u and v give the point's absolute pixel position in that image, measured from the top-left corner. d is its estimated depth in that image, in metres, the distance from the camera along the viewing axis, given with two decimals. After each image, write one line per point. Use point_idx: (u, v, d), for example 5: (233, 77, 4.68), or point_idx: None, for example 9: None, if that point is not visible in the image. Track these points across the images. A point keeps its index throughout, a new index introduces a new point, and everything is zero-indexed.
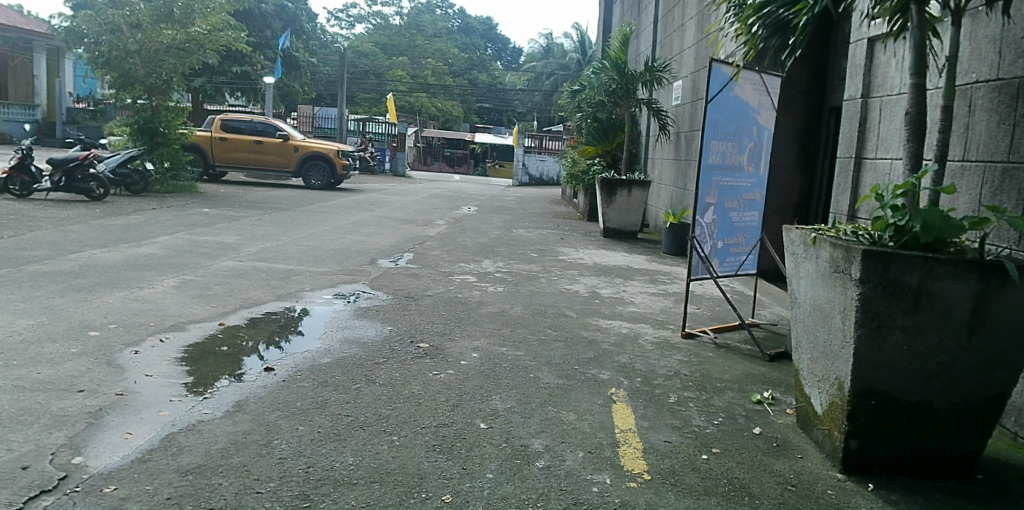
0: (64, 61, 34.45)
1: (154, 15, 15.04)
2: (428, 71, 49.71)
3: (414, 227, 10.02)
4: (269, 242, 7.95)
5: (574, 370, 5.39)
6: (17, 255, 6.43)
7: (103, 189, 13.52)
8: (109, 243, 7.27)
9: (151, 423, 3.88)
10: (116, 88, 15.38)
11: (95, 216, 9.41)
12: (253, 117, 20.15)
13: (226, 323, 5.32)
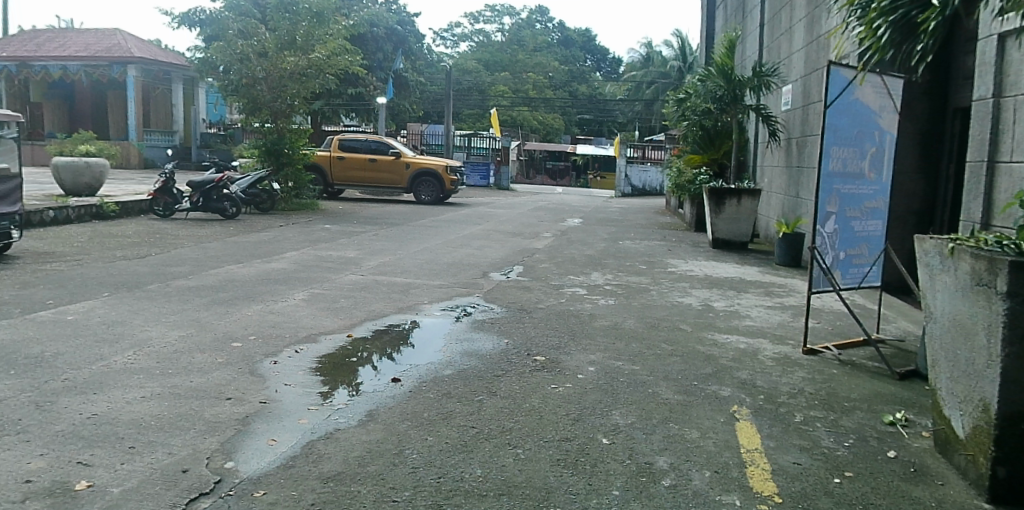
0: (199, 90, 35.71)
1: (277, 44, 15.89)
2: (530, 85, 50.30)
3: (522, 239, 10.10)
4: (387, 256, 8.22)
5: (694, 387, 5.21)
6: (165, 271, 6.94)
7: (235, 208, 14.38)
8: (244, 259, 7.74)
9: (293, 430, 4.08)
10: (245, 113, 16.42)
11: (230, 234, 10.05)
12: (367, 136, 20.95)
13: (353, 335, 5.51)
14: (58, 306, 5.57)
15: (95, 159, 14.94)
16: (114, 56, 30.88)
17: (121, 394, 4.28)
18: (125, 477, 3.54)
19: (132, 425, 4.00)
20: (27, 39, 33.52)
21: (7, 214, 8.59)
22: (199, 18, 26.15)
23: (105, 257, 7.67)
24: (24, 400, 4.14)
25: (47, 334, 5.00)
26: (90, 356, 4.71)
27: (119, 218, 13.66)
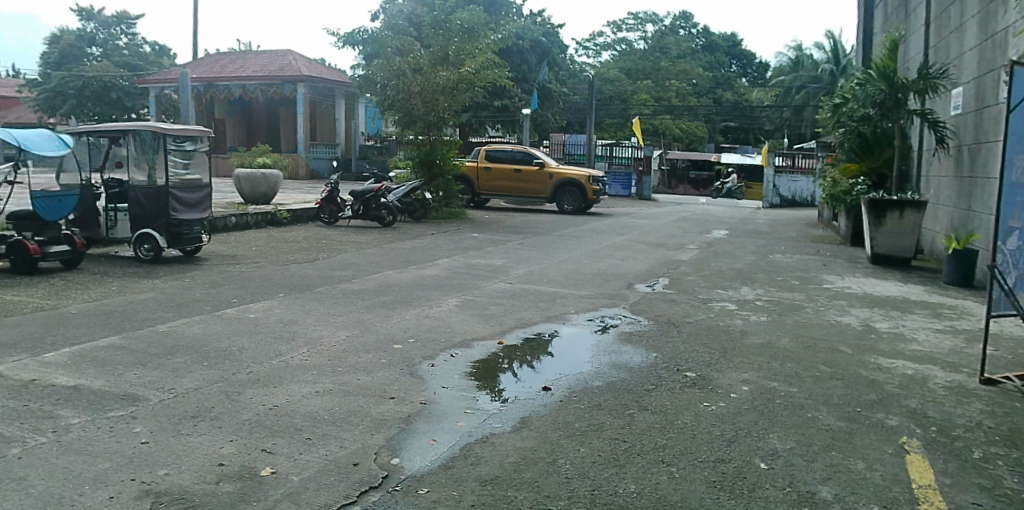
0: (358, 105, 36.68)
1: (431, 59, 16.59)
2: (673, 93, 49.18)
3: (667, 251, 9.93)
4: (533, 265, 8.37)
5: (856, 414, 4.84)
6: (331, 274, 7.49)
7: (391, 217, 15.08)
8: (401, 265, 8.17)
9: (451, 433, 4.23)
10: (401, 126, 17.25)
11: (388, 240, 10.64)
12: (513, 147, 21.37)
13: (504, 342, 5.63)
14: (241, 304, 6.16)
15: (270, 171, 16.28)
16: (285, 75, 32.53)
17: (297, 389, 4.64)
18: (303, 467, 3.83)
19: (308, 418, 4.33)
20: (215, 60, 35.92)
21: (196, 219, 9.67)
22: (360, 38, 27.72)
23: (280, 260, 8.37)
24: (216, 390, 4.59)
25: (233, 330, 5.53)
26: (270, 352, 5.15)
27: (289, 225, 14.80)
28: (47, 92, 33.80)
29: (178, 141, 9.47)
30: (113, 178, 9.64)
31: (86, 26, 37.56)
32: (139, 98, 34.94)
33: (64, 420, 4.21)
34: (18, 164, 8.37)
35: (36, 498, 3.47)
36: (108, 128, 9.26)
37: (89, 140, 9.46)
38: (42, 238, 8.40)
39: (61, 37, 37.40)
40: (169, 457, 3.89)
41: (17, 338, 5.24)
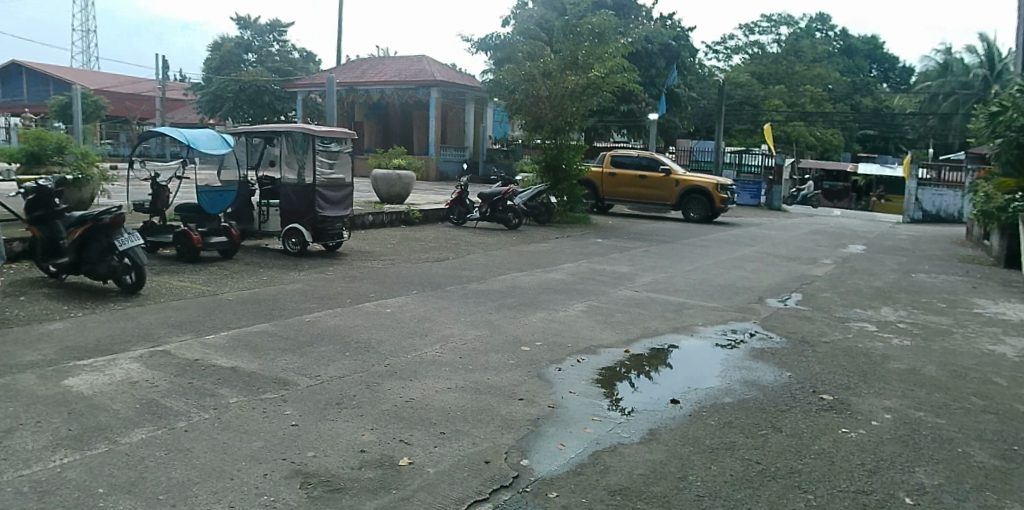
0: (487, 109, 36.09)
1: (561, 64, 16.50)
2: (807, 97, 45.51)
3: (800, 265, 9.53)
4: (660, 274, 8.28)
5: (1014, 453, 4.35)
6: (462, 274, 7.76)
7: (517, 220, 15.26)
8: (528, 267, 8.33)
9: (579, 439, 4.26)
10: (529, 130, 17.28)
11: (514, 243, 10.86)
12: (638, 153, 20.69)
13: (631, 351, 5.61)
14: (378, 299, 6.50)
15: (405, 173, 16.98)
16: (419, 80, 32.42)
17: (430, 384, 4.83)
18: (437, 460, 3.98)
19: (441, 413, 4.50)
20: (359, 65, 36.33)
21: (339, 217, 10.04)
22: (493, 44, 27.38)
23: (413, 258, 8.73)
24: (357, 380, 4.87)
25: (370, 323, 5.85)
26: (405, 346, 5.40)
27: (421, 225, 15.32)
28: (207, 95, 36.53)
29: (325, 142, 9.85)
30: (266, 175, 10.15)
31: (242, 31, 38.57)
32: (286, 100, 37.57)
33: (224, 398, 4.61)
34: (187, 162, 9.41)
35: (202, 470, 3.85)
36: (262, 129, 9.86)
37: (247, 139, 10.12)
38: (204, 229, 9.33)
39: (221, 43, 38.45)
40: (314, 441, 4.18)
41: (184, 321, 5.82)
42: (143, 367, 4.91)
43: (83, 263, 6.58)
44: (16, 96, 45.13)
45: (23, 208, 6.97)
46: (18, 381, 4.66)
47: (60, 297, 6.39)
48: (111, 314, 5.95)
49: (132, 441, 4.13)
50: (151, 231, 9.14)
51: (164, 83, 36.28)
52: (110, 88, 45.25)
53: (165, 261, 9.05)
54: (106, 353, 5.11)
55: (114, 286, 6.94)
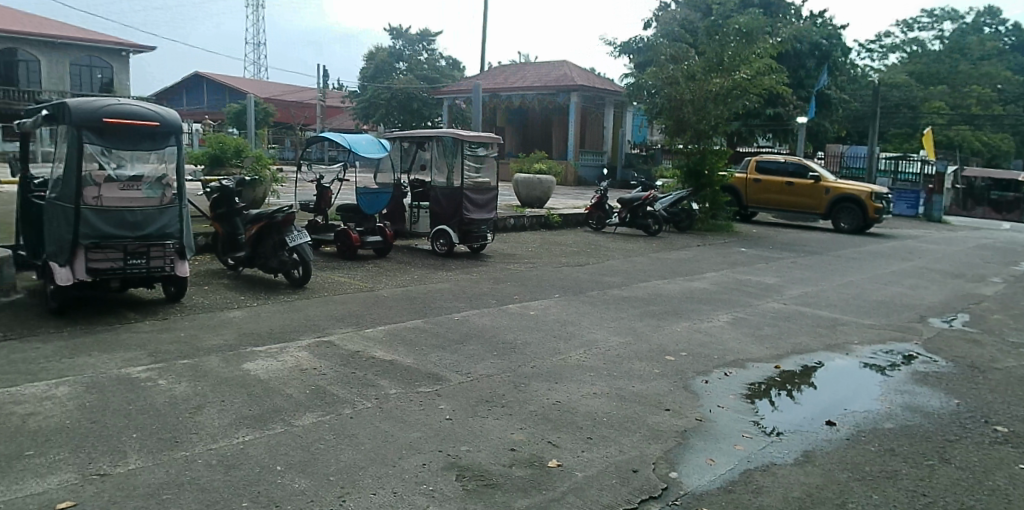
0: (625, 113, 34.39)
1: (706, 67, 15.98)
2: (974, 100, 40.94)
3: (967, 283, 8.84)
4: (808, 287, 8.01)
5: None
6: (604, 279, 7.93)
7: (657, 226, 14.98)
8: (670, 275, 8.37)
9: (729, 456, 4.18)
10: (669, 135, 16.71)
11: (654, 249, 10.85)
12: (787, 158, 19.22)
13: (781, 367, 5.52)
14: (523, 301, 6.74)
15: (546, 177, 17.12)
16: (561, 84, 31.54)
17: (577, 388, 4.97)
18: (586, 464, 4.03)
19: (588, 418, 4.60)
20: (500, 71, 35.81)
21: (484, 219, 10.37)
22: (638, 47, 26.68)
23: (554, 262, 8.93)
24: (506, 379, 5.08)
25: (516, 324, 6.07)
26: (550, 349, 5.57)
27: (560, 229, 15.46)
28: (362, 102, 38.59)
29: (473, 146, 10.09)
30: (417, 178, 10.64)
31: (396, 42, 41.14)
32: (434, 107, 38.32)
33: (382, 389, 4.94)
34: (348, 165, 9.99)
35: (365, 456, 4.13)
36: (415, 134, 10.29)
37: (403, 144, 10.60)
38: (361, 229, 9.92)
39: (376, 53, 40.90)
40: (466, 436, 4.37)
41: (345, 314, 6.29)
42: (311, 355, 5.35)
43: (258, 258, 7.27)
44: (195, 103, 49.79)
45: (209, 205, 7.64)
46: (209, 362, 5.23)
47: (239, 288, 7.08)
48: (282, 305, 6.52)
49: (303, 424, 4.50)
50: (315, 229, 9.90)
51: (325, 90, 37.65)
52: (279, 96, 49.23)
53: (326, 258, 9.75)
54: (278, 340, 5.62)
55: (282, 280, 7.59)
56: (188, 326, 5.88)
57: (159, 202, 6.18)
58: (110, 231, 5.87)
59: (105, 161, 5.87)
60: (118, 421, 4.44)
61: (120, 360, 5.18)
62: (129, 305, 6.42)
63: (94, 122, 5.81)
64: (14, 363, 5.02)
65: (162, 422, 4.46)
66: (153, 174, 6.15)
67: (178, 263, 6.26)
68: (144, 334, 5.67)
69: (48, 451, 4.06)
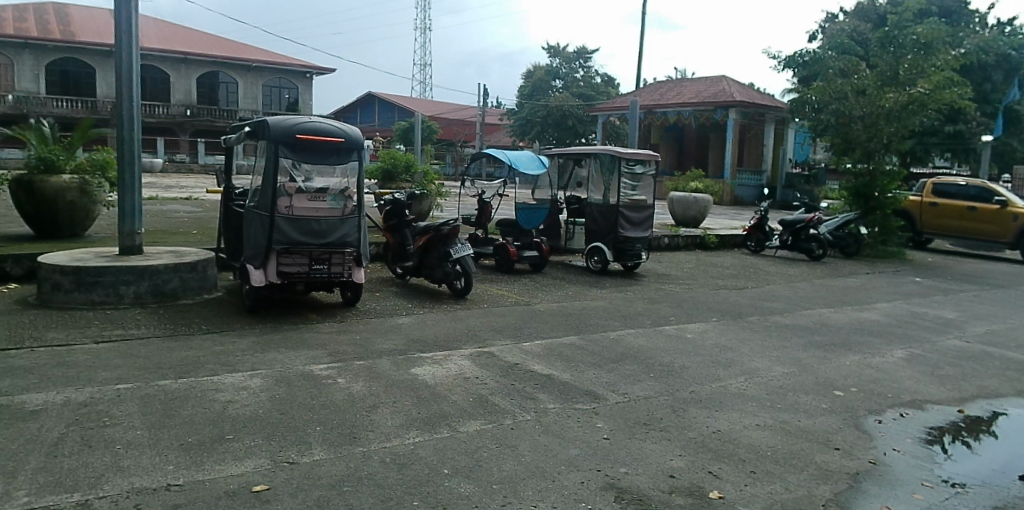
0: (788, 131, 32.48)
1: (878, 80, 15.10)
2: None
3: None
4: (997, 324, 7.36)
5: None
6: (764, 305, 7.84)
7: (822, 250, 14.07)
8: (836, 303, 8.08)
9: (909, 504, 3.86)
10: (837, 154, 15.89)
11: (817, 275, 10.41)
12: (969, 180, 17.63)
13: (965, 412, 5.15)
14: (680, 323, 6.83)
15: (703, 196, 16.95)
16: (718, 101, 30.01)
17: (739, 419, 4.91)
18: (750, 498, 3.88)
19: (751, 451, 4.49)
20: (658, 88, 35.06)
21: (640, 237, 10.27)
22: (803, 62, 25.40)
23: (711, 285, 8.92)
24: (664, 403, 5.14)
25: (674, 348, 6.17)
26: (709, 375, 5.64)
27: (717, 250, 15.13)
28: (521, 119, 40.68)
29: (631, 164, 10.13)
30: (574, 195, 10.97)
31: (553, 60, 42.03)
32: (588, 124, 39.09)
33: (541, 403, 5.11)
34: (508, 181, 10.14)
35: (527, 468, 4.24)
36: (571, 151, 10.66)
37: (561, 161, 11.00)
38: (519, 244, 10.18)
39: (534, 71, 42.27)
40: (626, 457, 4.39)
41: (504, 325, 6.59)
42: (474, 364, 5.62)
43: (425, 267, 7.70)
44: (369, 122, 54.04)
45: (381, 215, 8.12)
46: (381, 364, 5.61)
47: (407, 296, 7.57)
48: (446, 314, 6.89)
49: (467, 430, 4.72)
50: (475, 243, 10.12)
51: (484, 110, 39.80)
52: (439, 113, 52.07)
53: (485, 271, 10.18)
54: (444, 348, 5.96)
55: (445, 290, 7.99)
56: (362, 330, 6.35)
57: (342, 213, 6.64)
58: (299, 238, 6.40)
59: (296, 175, 6.44)
60: (302, 414, 4.86)
61: (304, 357, 5.69)
62: (312, 308, 7.04)
63: (288, 138, 6.39)
64: (217, 355, 5.65)
65: (340, 417, 4.84)
66: (338, 186, 6.63)
67: (354, 269, 6.73)
68: (324, 334, 6.20)
69: (245, 437, 4.52)
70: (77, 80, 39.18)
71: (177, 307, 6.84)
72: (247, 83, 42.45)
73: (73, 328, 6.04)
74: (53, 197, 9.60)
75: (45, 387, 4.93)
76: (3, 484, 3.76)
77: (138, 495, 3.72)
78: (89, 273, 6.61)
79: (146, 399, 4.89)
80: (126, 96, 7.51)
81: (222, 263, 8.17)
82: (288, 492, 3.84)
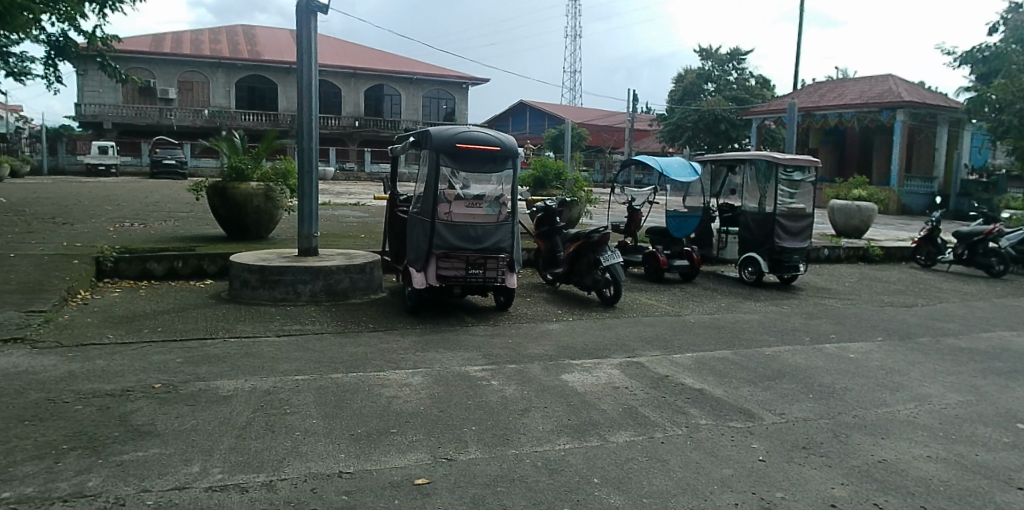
0: (965, 131, 29.81)
1: None
2: None
3: None
4: None
5: None
6: (935, 325, 7.33)
7: (1003, 266, 12.82)
8: (1019, 326, 7.34)
9: None
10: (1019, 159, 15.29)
11: (999, 294, 9.51)
12: None
13: None
14: (841, 342, 6.63)
15: (867, 203, 16.04)
16: (883, 102, 27.94)
17: (906, 449, 4.58)
18: None
19: (922, 483, 4.14)
20: (816, 89, 33.25)
21: (798, 248, 9.82)
22: (981, 57, 22.53)
23: (875, 301, 8.53)
24: (824, 427, 4.91)
25: (835, 368, 5.95)
26: (874, 399, 5.37)
27: (882, 263, 14.23)
28: (671, 124, 39.94)
29: (789, 171, 9.82)
30: (727, 203, 10.97)
31: (705, 63, 40.74)
32: (741, 128, 38.33)
33: (693, 417, 5.05)
34: (658, 188, 10.31)
35: (678, 484, 4.13)
36: (726, 157, 10.59)
37: (713, 167, 11.05)
38: (669, 251, 10.15)
39: (685, 75, 41.22)
40: (783, 480, 4.18)
41: (654, 336, 6.67)
42: (624, 375, 5.69)
43: (574, 274, 8.04)
44: (520, 128, 55.60)
45: (534, 223, 8.51)
46: (532, 369, 5.79)
47: (557, 303, 7.82)
48: (596, 322, 7.06)
49: (617, 441, 4.70)
50: (624, 250, 10.34)
51: (634, 114, 40.12)
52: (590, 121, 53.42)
53: (635, 280, 10.22)
54: (594, 356, 6.08)
55: (594, 298, 8.20)
56: (514, 334, 6.61)
57: (496, 219, 6.88)
58: (457, 243, 6.69)
59: (454, 182, 6.75)
60: (459, 413, 5.07)
61: (461, 358, 5.98)
62: (468, 311, 7.39)
63: (448, 147, 6.74)
64: (384, 352, 6.07)
65: (494, 419, 5.00)
66: (493, 193, 6.89)
67: (508, 274, 6.92)
68: (479, 337, 6.50)
69: (408, 431, 4.78)
70: (262, 95, 45.22)
71: (347, 305, 7.41)
72: (409, 93, 47.56)
73: (258, 322, 6.74)
74: (244, 202, 10.71)
75: (235, 374, 5.50)
76: (202, 461, 4.21)
77: (315, 480, 4.04)
78: (272, 271, 7.33)
79: (319, 390, 5.31)
80: (304, 112, 8.15)
81: (388, 266, 8.74)
82: (447, 487, 4.01)
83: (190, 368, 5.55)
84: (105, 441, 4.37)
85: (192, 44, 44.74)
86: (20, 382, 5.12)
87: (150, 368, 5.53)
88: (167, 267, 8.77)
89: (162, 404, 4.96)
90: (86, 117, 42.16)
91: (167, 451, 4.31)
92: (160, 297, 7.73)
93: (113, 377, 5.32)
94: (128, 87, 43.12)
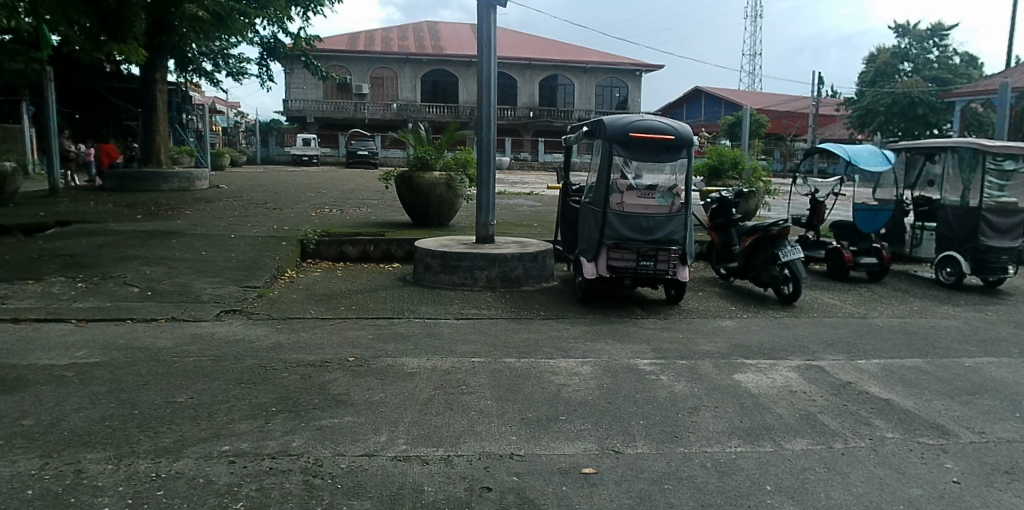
0: None
1: None
2: None
3: None
4: None
5: None
6: None
7: None
8: None
9: None
10: None
11: None
12: None
13: None
14: None
15: None
16: None
17: None
18: None
19: None
20: None
21: (1007, 248, 8.90)
22: None
23: None
24: None
25: None
26: None
27: None
28: (860, 109, 37.21)
29: (998, 159, 8.97)
30: (924, 196, 10.37)
31: (901, 40, 37.84)
32: (943, 113, 34.37)
33: (878, 430, 4.72)
34: (847, 178, 9.85)
35: (858, 496, 3.79)
36: (925, 145, 9.87)
37: (908, 156, 10.40)
38: (856, 248, 9.68)
39: (877, 55, 38.63)
40: (981, 505, 3.69)
41: (835, 340, 6.48)
42: (800, 379, 5.51)
43: (750, 269, 8.02)
44: (695, 116, 54.19)
45: (708, 214, 8.69)
46: (703, 367, 5.78)
47: (731, 298, 7.89)
48: (770, 320, 7.04)
49: (793, 448, 4.45)
50: (806, 245, 10.06)
51: (818, 98, 38.23)
52: (769, 107, 50.78)
53: (816, 276, 9.89)
54: (769, 359, 5.96)
55: (771, 294, 8.12)
56: (685, 329, 6.70)
57: (668, 210, 6.94)
58: (628, 234, 6.84)
59: (626, 172, 6.89)
60: (628, 405, 5.08)
61: (631, 351, 6.10)
62: (638, 303, 7.57)
63: (622, 137, 6.89)
64: (554, 341, 6.32)
65: (663, 414, 4.94)
66: (665, 184, 6.95)
67: (679, 268, 6.96)
68: (648, 330, 6.64)
69: (576, 420, 4.82)
70: (444, 89, 47.47)
71: (521, 292, 7.72)
72: (583, 83, 47.90)
73: (439, 305, 7.19)
74: (427, 191, 11.31)
75: (420, 353, 5.92)
76: (390, 431, 4.53)
77: (488, 459, 4.17)
78: (452, 257, 7.78)
79: (494, 373, 5.57)
80: (483, 103, 8.45)
81: (559, 255, 9.00)
82: (613, 480, 3.95)
83: (380, 345, 6.05)
84: (307, 407, 4.84)
85: (383, 41, 47.67)
86: (239, 350, 5.83)
87: (347, 343, 6.10)
88: (360, 251, 9.55)
89: (355, 376, 5.42)
90: (293, 113, 46.10)
91: (358, 420, 4.67)
92: (353, 277, 8.46)
93: (315, 349, 5.91)
94: (329, 84, 46.52)
